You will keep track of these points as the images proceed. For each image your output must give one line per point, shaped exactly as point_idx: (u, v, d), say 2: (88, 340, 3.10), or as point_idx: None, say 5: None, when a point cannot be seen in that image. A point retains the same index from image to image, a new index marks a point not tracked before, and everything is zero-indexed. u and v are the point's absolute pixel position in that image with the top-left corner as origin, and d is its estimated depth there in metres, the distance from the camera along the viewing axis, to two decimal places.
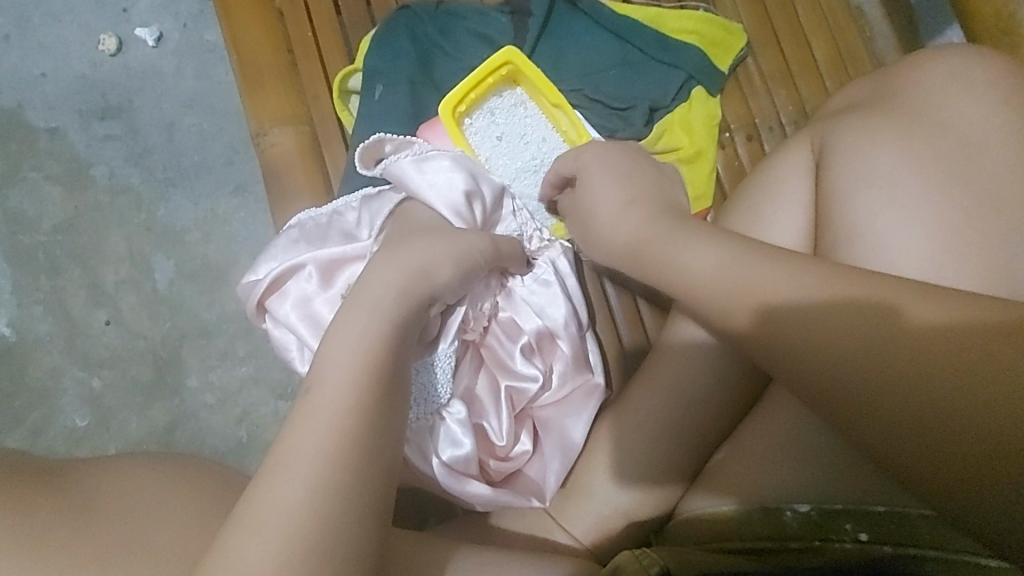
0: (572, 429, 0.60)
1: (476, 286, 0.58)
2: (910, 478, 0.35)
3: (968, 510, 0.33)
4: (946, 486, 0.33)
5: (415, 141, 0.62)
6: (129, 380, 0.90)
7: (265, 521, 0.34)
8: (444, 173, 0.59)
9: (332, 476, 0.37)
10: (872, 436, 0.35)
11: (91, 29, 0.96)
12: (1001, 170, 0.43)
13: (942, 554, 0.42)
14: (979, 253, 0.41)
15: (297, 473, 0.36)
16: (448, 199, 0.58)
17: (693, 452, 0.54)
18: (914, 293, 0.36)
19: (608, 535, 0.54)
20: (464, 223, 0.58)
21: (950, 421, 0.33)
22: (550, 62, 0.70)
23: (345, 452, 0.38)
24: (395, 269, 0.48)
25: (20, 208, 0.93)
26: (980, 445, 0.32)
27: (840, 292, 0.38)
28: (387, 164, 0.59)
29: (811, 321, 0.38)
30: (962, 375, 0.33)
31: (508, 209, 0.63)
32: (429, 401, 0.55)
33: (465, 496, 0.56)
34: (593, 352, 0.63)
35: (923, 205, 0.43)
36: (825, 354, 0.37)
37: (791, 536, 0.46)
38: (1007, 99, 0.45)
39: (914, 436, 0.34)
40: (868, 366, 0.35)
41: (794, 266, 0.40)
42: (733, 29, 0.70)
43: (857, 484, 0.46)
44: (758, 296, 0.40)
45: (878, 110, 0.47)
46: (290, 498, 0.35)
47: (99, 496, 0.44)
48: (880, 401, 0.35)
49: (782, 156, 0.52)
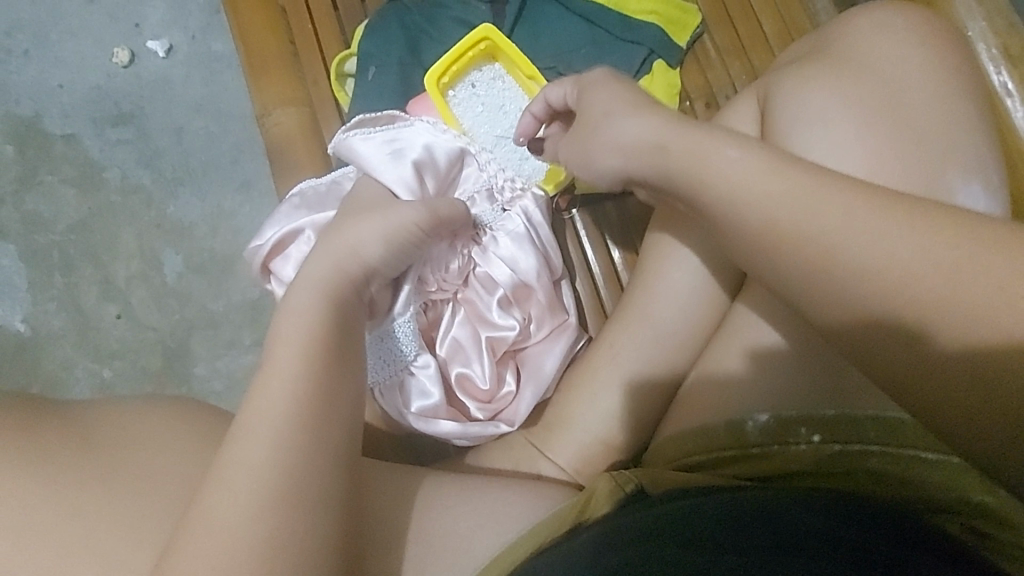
0: (546, 362, 0.65)
1: (435, 250, 0.62)
2: (921, 411, 0.40)
3: (962, 434, 0.39)
4: (931, 414, 0.40)
5: (371, 119, 0.66)
6: (139, 369, 0.94)
7: (261, 435, 0.41)
8: (393, 147, 0.64)
9: (297, 437, 0.42)
10: (871, 358, 0.41)
11: (105, 43, 1.04)
12: (916, 106, 0.49)
13: (885, 448, 0.47)
14: (899, 175, 0.48)
15: (282, 410, 0.42)
16: (398, 168, 0.63)
17: (665, 380, 0.58)
18: (933, 241, 0.39)
19: (590, 462, 0.58)
20: (415, 191, 0.63)
21: (947, 361, 0.38)
22: (526, 44, 0.77)
23: (321, 382, 0.44)
24: (371, 235, 0.54)
25: (36, 210, 0.99)
26: (977, 388, 0.37)
27: (881, 241, 0.40)
28: (339, 144, 0.64)
29: (841, 264, 0.41)
30: (963, 319, 0.38)
31: (472, 165, 0.68)
32: (397, 359, 0.61)
33: (437, 434, 0.62)
34: (568, 297, 0.69)
35: (850, 139, 0.49)
36: (839, 287, 0.41)
37: (752, 443, 0.50)
38: (923, 44, 0.52)
39: (917, 370, 0.39)
40: (875, 296, 0.40)
41: (798, 190, 0.43)
42: (688, 8, 0.77)
43: (814, 393, 0.50)
44: (764, 235, 0.43)
45: (814, 60, 0.53)
46: (274, 426, 0.42)
47: (110, 438, 0.50)
48: (874, 324, 0.40)
49: (734, 107, 0.58)
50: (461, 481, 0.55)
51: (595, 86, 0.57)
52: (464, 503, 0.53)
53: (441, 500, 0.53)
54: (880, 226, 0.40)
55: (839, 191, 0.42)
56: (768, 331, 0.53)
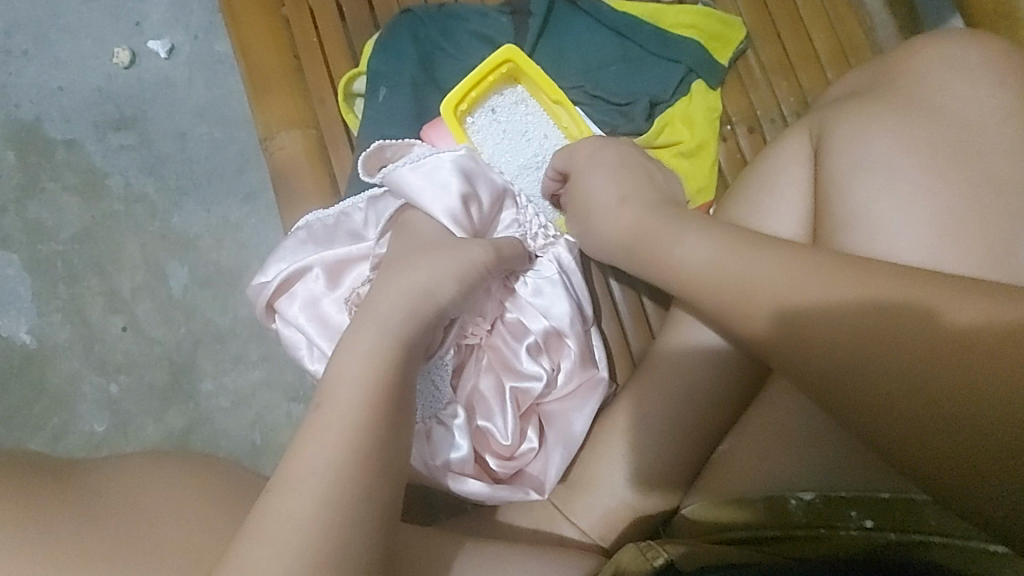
0: (575, 422, 0.61)
1: (477, 295, 0.57)
2: (924, 473, 0.37)
3: (972, 498, 0.35)
4: (936, 476, 0.36)
5: (416, 145, 0.63)
6: (146, 386, 0.91)
7: (273, 522, 0.36)
8: (440, 177, 0.60)
9: (306, 510, 0.36)
10: (877, 428, 0.38)
11: (104, 43, 0.99)
12: (979, 165, 0.46)
13: (948, 540, 0.43)
14: (980, 237, 0.44)
15: (298, 483, 0.37)
16: (445, 205, 0.59)
17: (699, 444, 0.54)
18: (937, 290, 0.38)
19: (617, 528, 0.55)
20: (462, 228, 0.59)
21: (957, 417, 0.35)
22: (551, 59, 0.73)
23: (348, 461, 0.38)
24: (394, 290, 0.49)
25: (39, 219, 0.95)
26: (986, 446, 0.34)
27: (871, 300, 0.38)
28: (385, 172, 0.60)
29: (837, 323, 0.39)
30: (973, 373, 0.35)
31: (509, 212, 0.65)
32: (431, 404, 0.58)
33: (462, 493, 0.58)
34: (598, 347, 0.65)
35: (921, 190, 0.46)
36: (839, 335, 0.39)
37: (796, 523, 0.47)
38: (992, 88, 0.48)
39: (926, 432, 0.36)
40: (883, 363, 0.37)
41: (799, 262, 0.42)
42: (731, 22, 0.74)
43: (864, 473, 0.47)
44: (777, 297, 0.42)
45: (876, 98, 0.50)
46: (300, 512, 0.36)
47: (110, 500, 0.47)
48: (889, 396, 0.37)
49: (785, 144, 0.55)
50: (484, 547, 0.51)
51: (603, 159, 0.60)
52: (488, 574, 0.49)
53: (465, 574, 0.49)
54: (882, 283, 0.39)
55: (813, 272, 0.41)
56: (802, 400, 0.50)
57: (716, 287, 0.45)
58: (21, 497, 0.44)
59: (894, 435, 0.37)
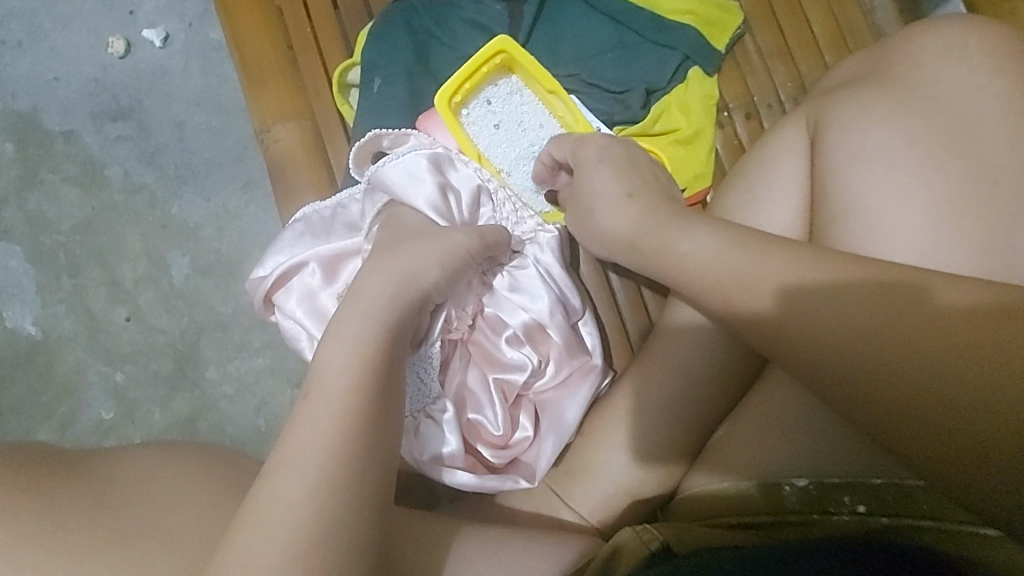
0: (567, 410, 0.62)
1: (457, 290, 0.59)
2: (923, 452, 0.37)
3: (970, 479, 0.35)
4: (935, 456, 0.36)
5: (411, 133, 0.64)
6: (151, 374, 0.92)
7: (270, 510, 0.36)
8: (419, 171, 0.61)
9: (300, 498, 0.37)
10: (878, 413, 0.38)
11: (99, 32, 0.98)
12: (973, 154, 0.46)
13: (942, 524, 0.43)
14: (974, 227, 0.44)
15: (292, 471, 0.38)
16: (426, 196, 0.60)
17: (694, 430, 0.55)
18: (934, 275, 0.39)
19: (613, 511, 0.56)
20: (443, 218, 0.60)
21: (954, 398, 0.35)
22: (546, 47, 0.73)
23: (343, 452, 0.39)
24: (388, 280, 0.50)
25: (40, 210, 0.96)
26: (984, 424, 0.35)
27: (872, 282, 0.39)
28: (371, 171, 0.61)
29: (839, 304, 0.39)
30: (971, 352, 0.35)
31: (486, 209, 0.65)
32: (420, 398, 0.58)
33: (453, 485, 0.59)
34: (589, 336, 0.65)
35: (916, 180, 0.46)
36: (840, 317, 0.39)
37: (790, 510, 0.48)
38: (985, 77, 0.48)
39: (924, 414, 0.36)
40: (884, 343, 0.37)
41: (797, 253, 0.43)
42: (727, 7, 0.73)
43: (858, 460, 0.47)
44: (777, 279, 0.42)
45: (872, 87, 0.50)
46: (294, 500, 0.37)
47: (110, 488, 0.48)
48: (889, 376, 0.37)
49: (781, 133, 0.55)
50: (482, 530, 0.52)
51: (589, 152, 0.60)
52: (485, 555, 0.50)
53: (463, 555, 0.50)
54: (881, 266, 0.40)
55: (815, 257, 0.42)
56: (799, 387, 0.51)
57: (711, 275, 0.45)
58: (28, 487, 0.45)
59: (893, 419, 0.37)
